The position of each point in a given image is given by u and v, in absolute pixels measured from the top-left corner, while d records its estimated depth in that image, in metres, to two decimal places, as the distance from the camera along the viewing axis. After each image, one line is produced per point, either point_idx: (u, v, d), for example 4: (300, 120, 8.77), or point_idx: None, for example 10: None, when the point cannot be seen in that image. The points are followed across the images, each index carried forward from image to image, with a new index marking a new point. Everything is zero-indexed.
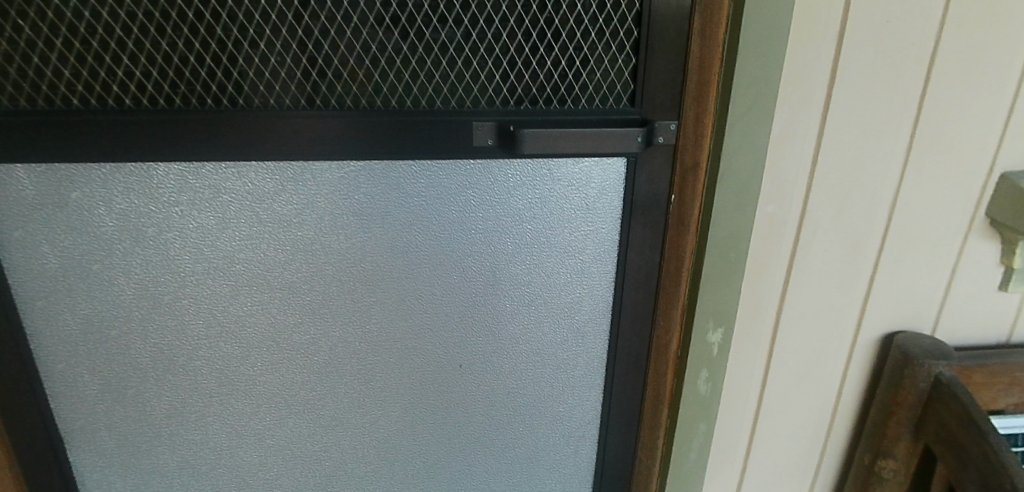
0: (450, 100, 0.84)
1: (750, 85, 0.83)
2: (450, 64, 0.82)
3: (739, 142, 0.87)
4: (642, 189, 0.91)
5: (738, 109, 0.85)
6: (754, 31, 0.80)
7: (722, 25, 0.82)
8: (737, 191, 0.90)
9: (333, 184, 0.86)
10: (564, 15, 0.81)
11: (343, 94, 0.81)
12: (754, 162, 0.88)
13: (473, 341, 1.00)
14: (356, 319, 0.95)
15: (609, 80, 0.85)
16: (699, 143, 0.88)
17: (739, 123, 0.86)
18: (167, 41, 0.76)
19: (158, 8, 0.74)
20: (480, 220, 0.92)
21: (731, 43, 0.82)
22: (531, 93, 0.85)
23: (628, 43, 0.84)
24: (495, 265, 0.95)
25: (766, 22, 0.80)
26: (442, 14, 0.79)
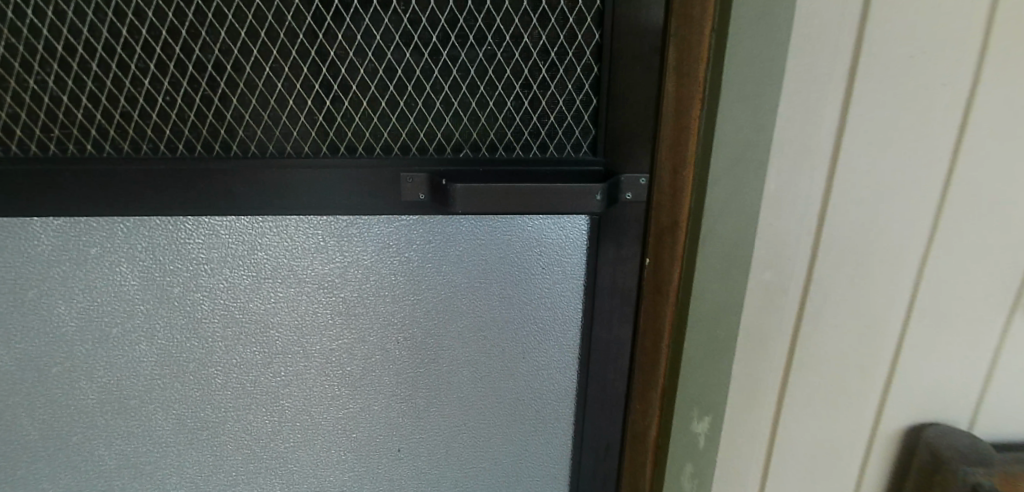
0: (375, 146, 0.71)
1: (736, 133, 0.67)
2: (373, 104, 0.69)
3: (725, 201, 0.70)
4: (610, 251, 0.79)
5: (722, 163, 0.68)
6: (738, 68, 0.64)
7: (702, 59, 0.66)
8: (724, 258, 0.74)
9: (243, 241, 0.73)
10: (509, 49, 0.69)
11: (246, 138, 0.69)
12: (742, 224, 0.72)
13: (402, 427, 0.89)
14: (267, 404, 0.85)
15: (565, 124, 0.73)
16: (678, 200, 0.73)
17: (724, 179, 0.69)
18: (35, 79, 0.64)
19: (19, 41, 0.62)
20: (417, 287, 0.79)
21: (711, 82, 0.66)
22: (473, 139, 0.72)
23: (587, 82, 0.72)
24: (437, 336, 0.83)
25: (754, 57, 0.64)
26: (360, 46, 0.67)
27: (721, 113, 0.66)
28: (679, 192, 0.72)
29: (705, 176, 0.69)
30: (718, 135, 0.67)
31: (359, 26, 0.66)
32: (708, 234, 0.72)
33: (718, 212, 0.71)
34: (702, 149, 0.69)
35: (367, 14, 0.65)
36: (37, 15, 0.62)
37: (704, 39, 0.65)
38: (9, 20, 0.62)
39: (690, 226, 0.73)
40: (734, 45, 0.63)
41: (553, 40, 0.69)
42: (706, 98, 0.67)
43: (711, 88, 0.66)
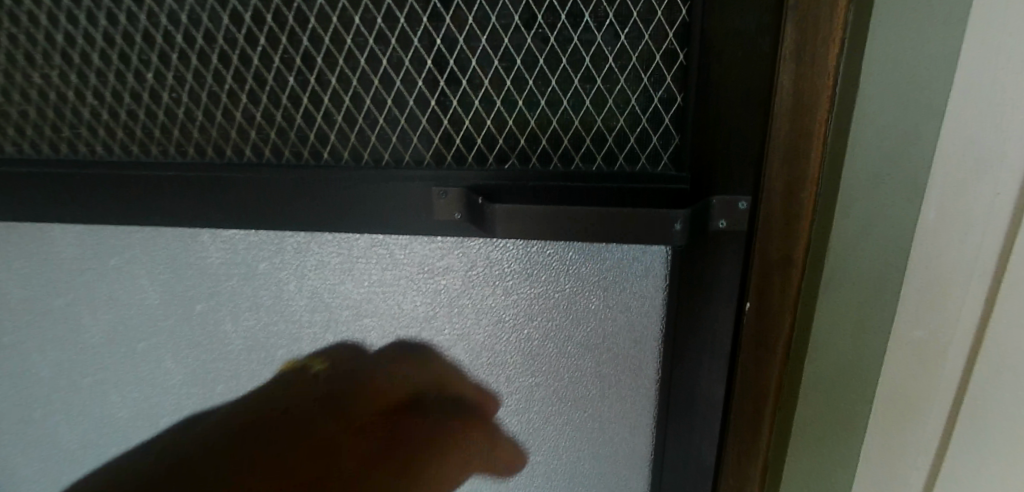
0: (404, 155, 0.58)
1: (879, 146, 0.48)
2: (399, 104, 0.55)
3: (856, 236, 0.51)
4: (695, 289, 0.62)
5: (863, 185, 0.49)
6: (886, 57, 0.45)
7: (833, 45, 0.47)
8: (855, 313, 0.53)
9: (264, 256, 0.64)
10: (567, 32, 0.52)
11: (260, 142, 0.59)
12: (879, 267, 0.51)
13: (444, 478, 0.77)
14: (298, 438, 0.77)
15: (639, 129, 0.55)
16: (792, 234, 0.54)
17: (860, 207, 0.50)
18: (39, 74, 0.58)
19: (23, 31, 0.57)
20: (457, 320, 0.67)
21: (844, 77, 0.48)
22: (522, 147, 0.56)
23: (671, 73, 0.54)
24: (484, 373, 0.70)
25: (911, 41, 0.44)
26: (381, 33, 0.53)
27: (858, 119, 0.47)
28: (795, 222, 0.53)
29: (835, 202, 0.50)
30: (853, 148, 0.48)
31: (378, 8, 0.52)
32: (838, 280, 0.53)
33: (850, 249, 0.51)
34: (833, 166, 0.50)
35: None
36: (35, 2, 0.55)
37: (839, 16, 0.46)
38: (11, 9, 0.56)
39: (808, 267, 0.54)
40: (884, 23, 0.45)
41: (625, 20, 0.52)
42: (835, 98, 0.49)
43: (845, 83, 0.47)
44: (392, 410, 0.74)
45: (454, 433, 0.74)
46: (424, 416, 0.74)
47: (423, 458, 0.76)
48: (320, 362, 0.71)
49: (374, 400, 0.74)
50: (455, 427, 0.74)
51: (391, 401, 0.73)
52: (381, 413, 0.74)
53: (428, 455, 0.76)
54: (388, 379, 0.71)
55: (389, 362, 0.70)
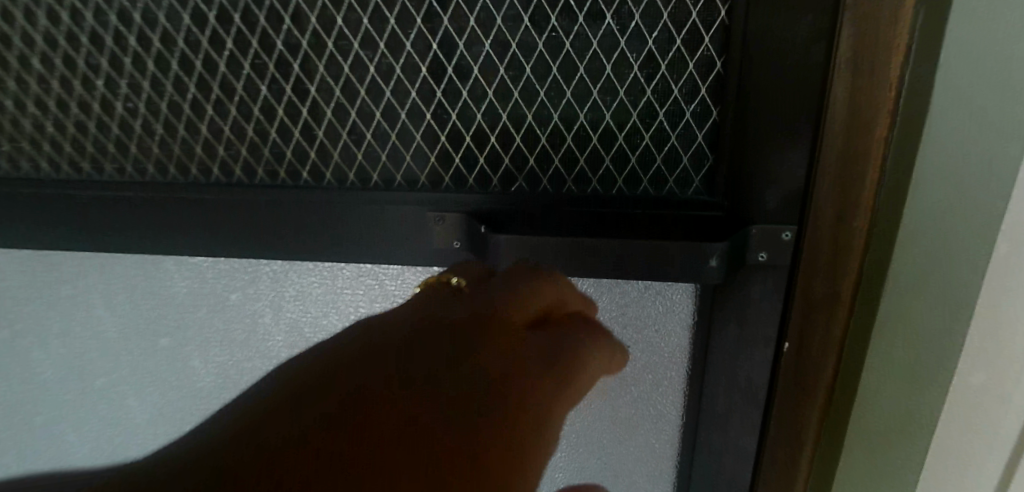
0: (395, 176, 0.50)
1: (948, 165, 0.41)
2: (390, 118, 0.48)
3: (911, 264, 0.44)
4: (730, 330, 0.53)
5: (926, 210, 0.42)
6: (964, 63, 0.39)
7: (898, 52, 0.41)
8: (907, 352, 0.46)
9: (237, 286, 0.57)
10: (585, 35, 0.44)
11: (228, 159, 0.51)
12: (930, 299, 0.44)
13: None
14: None
15: (668, 148, 0.47)
16: (839, 264, 0.48)
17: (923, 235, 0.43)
18: None
19: None
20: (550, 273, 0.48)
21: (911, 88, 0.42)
22: (530, 166, 0.49)
23: (705, 82, 0.45)
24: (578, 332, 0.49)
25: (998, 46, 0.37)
26: (367, 35, 0.46)
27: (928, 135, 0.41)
28: (843, 253, 0.47)
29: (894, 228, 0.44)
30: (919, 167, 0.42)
31: (364, 9, 0.45)
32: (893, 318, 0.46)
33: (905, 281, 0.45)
34: (893, 189, 0.44)
35: None
36: None
37: (905, 21, 0.40)
38: None
39: (858, 300, 0.48)
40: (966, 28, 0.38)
41: (654, 22, 0.43)
42: (899, 114, 0.43)
43: (912, 96, 0.42)
44: (498, 335, 0.43)
45: (561, 374, 0.43)
46: (538, 340, 0.43)
47: (542, 396, 0.40)
48: (456, 275, 0.50)
49: (498, 313, 0.45)
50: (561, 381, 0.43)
51: (533, 309, 0.46)
52: (469, 342, 0.41)
53: (548, 396, 0.41)
54: (511, 291, 0.47)
55: (521, 273, 0.48)
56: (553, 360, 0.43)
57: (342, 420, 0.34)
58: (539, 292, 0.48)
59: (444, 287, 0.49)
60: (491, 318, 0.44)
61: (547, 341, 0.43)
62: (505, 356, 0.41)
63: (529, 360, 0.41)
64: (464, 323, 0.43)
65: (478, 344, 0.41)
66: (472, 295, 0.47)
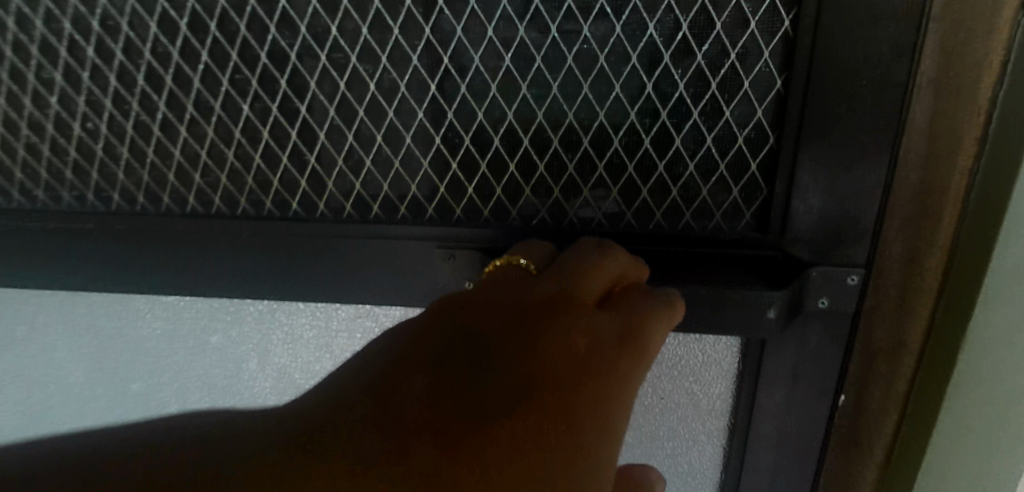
0: (398, 206, 0.44)
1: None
2: (393, 142, 0.41)
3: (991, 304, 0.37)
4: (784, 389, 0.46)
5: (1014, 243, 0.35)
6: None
7: (990, 70, 0.35)
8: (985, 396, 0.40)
9: (216, 328, 0.50)
10: (623, 48, 0.38)
11: (204, 186, 0.45)
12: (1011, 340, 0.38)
13: None
14: None
15: (716, 177, 0.41)
16: (907, 307, 0.42)
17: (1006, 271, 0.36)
18: None
19: None
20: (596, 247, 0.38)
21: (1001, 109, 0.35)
22: (555, 198, 0.42)
23: (762, 101, 0.38)
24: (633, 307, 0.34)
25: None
26: (366, 47, 0.39)
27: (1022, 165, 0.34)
28: (912, 294, 0.41)
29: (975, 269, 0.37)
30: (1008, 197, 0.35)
31: (363, 17, 0.38)
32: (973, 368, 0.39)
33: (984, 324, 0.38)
34: (976, 224, 0.37)
35: None
36: None
37: (999, 34, 0.35)
38: None
39: (928, 348, 0.42)
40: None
41: (703, 33, 0.37)
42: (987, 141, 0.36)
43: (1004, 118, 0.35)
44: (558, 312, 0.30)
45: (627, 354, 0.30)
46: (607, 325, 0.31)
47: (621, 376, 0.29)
48: (526, 258, 0.38)
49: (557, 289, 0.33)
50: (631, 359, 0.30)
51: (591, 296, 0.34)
52: (529, 317, 0.29)
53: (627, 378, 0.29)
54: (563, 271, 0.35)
55: (589, 252, 0.37)
56: (623, 352, 0.30)
57: (380, 360, 0.25)
58: (601, 273, 0.35)
59: (508, 270, 0.36)
60: (553, 291, 0.32)
61: (618, 317, 0.32)
62: (575, 328, 0.29)
63: (600, 347, 0.29)
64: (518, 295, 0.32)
65: (541, 319, 0.29)
66: (534, 280, 0.34)
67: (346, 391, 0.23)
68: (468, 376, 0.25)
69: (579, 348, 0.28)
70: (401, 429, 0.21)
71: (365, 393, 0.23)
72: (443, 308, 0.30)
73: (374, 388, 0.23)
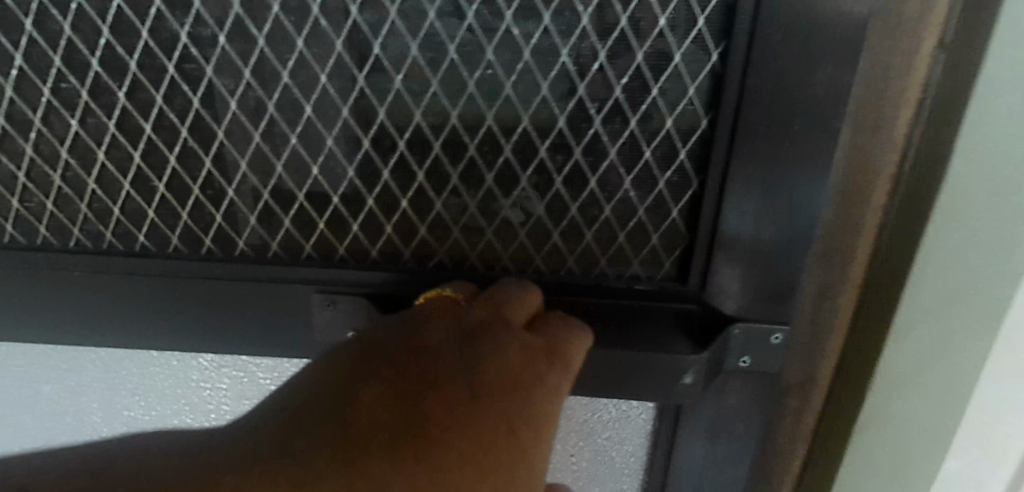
0: (270, 243, 0.37)
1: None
2: (261, 171, 0.35)
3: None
4: (698, 455, 0.42)
5: (943, 277, 0.31)
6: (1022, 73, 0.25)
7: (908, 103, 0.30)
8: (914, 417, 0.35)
9: (53, 375, 0.42)
10: (532, 77, 0.33)
11: (30, 214, 0.37)
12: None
13: None
14: None
15: (634, 223, 0.36)
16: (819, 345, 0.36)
17: (958, 310, 0.31)
18: None
19: None
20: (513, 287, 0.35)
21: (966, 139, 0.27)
22: (454, 239, 0.37)
23: (687, 139, 0.34)
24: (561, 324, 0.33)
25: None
26: (227, 59, 0.32)
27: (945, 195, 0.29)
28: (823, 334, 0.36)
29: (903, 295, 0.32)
30: (954, 222, 0.29)
31: (221, 24, 0.31)
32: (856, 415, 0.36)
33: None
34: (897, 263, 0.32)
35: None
36: None
37: (917, 72, 0.29)
38: None
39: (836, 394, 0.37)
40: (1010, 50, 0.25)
41: (623, 64, 0.32)
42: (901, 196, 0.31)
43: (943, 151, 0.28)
44: (492, 330, 0.30)
45: (559, 365, 0.30)
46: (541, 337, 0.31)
47: (552, 384, 0.28)
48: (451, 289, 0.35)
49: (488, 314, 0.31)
50: (561, 370, 0.30)
51: (521, 318, 0.32)
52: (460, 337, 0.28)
53: (559, 386, 0.29)
54: (494, 297, 0.33)
55: (507, 285, 0.34)
56: (559, 359, 0.30)
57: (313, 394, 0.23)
58: (527, 300, 0.34)
59: (438, 300, 0.33)
60: (484, 310, 0.32)
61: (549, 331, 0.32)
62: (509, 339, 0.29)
63: (537, 359, 0.29)
64: (452, 320, 0.31)
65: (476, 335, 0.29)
66: (463, 306, 0.33)
67: (288, 425, 0.20)
68: (418, 389, 0.23)
69: (517, 357, 0.28)
70: (354, 442, 0.19)
71: (303, 422, 0.21)
72: (375, 340, 0.28)
73: (312, 417, 0.21)
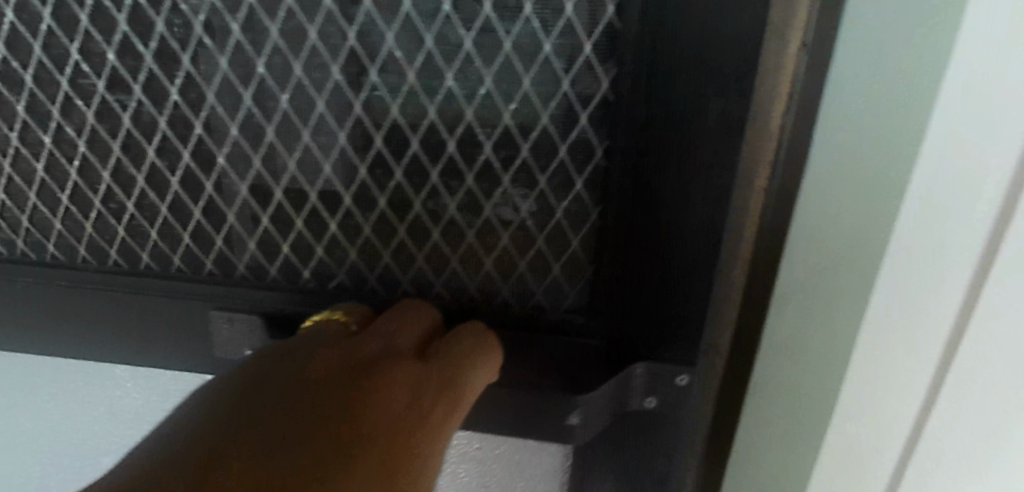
0: (173, 257, 0.37)
1: (925, 200, 0.28)
2: (158, 186, 0.35)
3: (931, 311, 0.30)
4: None
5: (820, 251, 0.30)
6: (847, 115, 0.26)
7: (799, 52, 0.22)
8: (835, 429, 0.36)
9: None
10: (418, 101, 0.31)
11: None
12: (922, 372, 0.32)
13: None
14: None
15: (534, 252, 0.35)
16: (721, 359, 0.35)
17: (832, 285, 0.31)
18: None
19: None
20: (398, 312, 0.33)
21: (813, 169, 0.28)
22: (352, 262, 0.36)
23: (584, 170, 0.32)
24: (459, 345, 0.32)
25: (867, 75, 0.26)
26: (117, 76, 0.32)
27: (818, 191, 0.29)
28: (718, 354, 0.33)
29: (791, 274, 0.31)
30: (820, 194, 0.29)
31: (108, 41, 0.31)
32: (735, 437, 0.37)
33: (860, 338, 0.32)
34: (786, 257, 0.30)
35: (123, 12, 0.30)
36: None
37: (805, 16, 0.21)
38: None
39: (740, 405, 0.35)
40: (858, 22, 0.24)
41: (511, 89, 0.31)
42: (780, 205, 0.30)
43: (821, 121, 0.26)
44: (376, 359, 0.29)
45: (454, 383, 0.29)
46: (434, 359, 0.30)
47: (444, 401, 0.28)
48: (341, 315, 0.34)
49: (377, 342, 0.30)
50: (456, 388, 0.29)
51: (413, 341, 0.32)
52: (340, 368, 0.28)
53: (453, 403, 0.29)
54: (386, 324, 0.32)
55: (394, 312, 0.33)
56: (454, 379, 0.30)
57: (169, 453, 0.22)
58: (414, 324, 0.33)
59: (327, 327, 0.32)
60: (373, 338, 0.31)
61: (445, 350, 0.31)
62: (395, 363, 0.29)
63: (427, 380, 0.29)
64: (344, 347, 0.30)
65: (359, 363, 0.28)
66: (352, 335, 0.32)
67: None
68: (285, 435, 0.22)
69: (402, 379, 0.28)
70: None
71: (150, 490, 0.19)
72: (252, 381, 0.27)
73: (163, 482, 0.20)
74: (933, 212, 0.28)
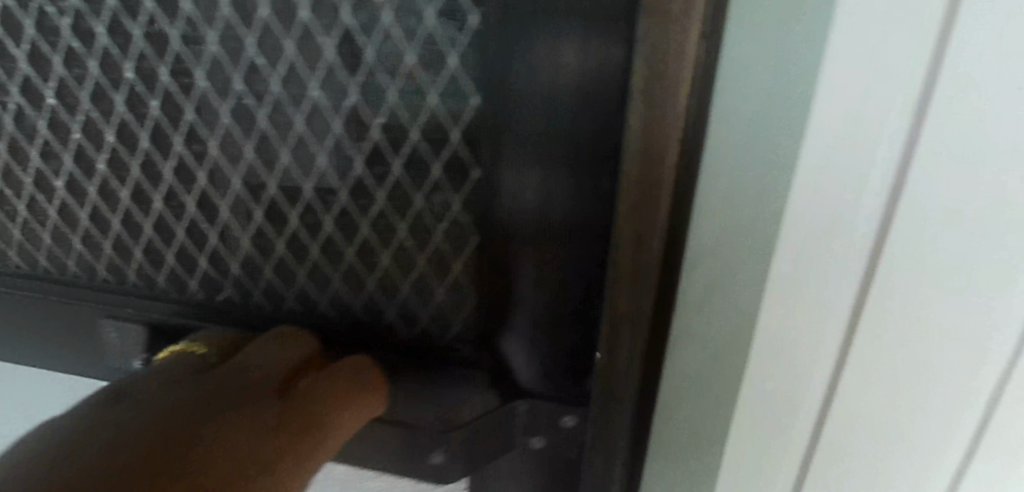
0: (66, 261, 0.37)
1: (826, 185, 0.29)
2: (45, 189, 0.34)
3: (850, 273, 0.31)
4: None
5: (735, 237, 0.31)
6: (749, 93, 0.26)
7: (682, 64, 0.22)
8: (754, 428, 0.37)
9: None
10: (284, 111, 0.30)
11: None
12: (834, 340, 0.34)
13: None
14: None
15: (415, 274, 0.32)
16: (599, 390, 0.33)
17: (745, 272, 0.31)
18: None
19: None
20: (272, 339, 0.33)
21: (709, 176, 0.29)
22: (235, 274, 0.35)
23: (456, 192, 0.30)
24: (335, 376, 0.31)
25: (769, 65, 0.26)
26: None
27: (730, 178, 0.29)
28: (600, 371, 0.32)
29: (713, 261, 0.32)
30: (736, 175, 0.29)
31: None
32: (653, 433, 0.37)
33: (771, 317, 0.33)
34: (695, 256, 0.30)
35: None
36: None
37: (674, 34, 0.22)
38: None
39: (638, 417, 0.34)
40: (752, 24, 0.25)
41: (377, 102, 0.28)
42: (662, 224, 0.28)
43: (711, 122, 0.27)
44: (240, 394, 0.27)
45: (326, 422, 0.28)
46: (308, 393, 0.29)
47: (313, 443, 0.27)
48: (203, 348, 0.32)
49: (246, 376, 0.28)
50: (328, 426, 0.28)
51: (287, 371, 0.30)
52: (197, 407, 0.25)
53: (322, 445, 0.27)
54: (255, 355, 0.30)
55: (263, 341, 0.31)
56: (327, 419, 0.28)
57: None
58: (291, 352, 0.31)
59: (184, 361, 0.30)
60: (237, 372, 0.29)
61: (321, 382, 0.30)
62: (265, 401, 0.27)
63: (299, 417, 0.27)
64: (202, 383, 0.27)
65: (221, 402, 0.26)
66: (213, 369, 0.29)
67: None
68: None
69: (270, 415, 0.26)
70: None
71: None
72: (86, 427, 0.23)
73: None
74: (836, 203, 0.29)
